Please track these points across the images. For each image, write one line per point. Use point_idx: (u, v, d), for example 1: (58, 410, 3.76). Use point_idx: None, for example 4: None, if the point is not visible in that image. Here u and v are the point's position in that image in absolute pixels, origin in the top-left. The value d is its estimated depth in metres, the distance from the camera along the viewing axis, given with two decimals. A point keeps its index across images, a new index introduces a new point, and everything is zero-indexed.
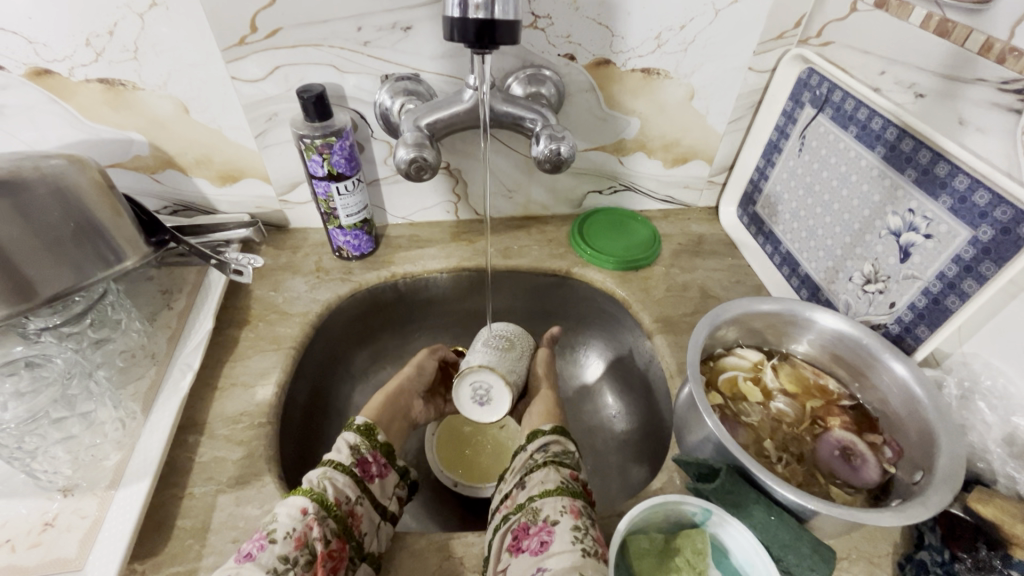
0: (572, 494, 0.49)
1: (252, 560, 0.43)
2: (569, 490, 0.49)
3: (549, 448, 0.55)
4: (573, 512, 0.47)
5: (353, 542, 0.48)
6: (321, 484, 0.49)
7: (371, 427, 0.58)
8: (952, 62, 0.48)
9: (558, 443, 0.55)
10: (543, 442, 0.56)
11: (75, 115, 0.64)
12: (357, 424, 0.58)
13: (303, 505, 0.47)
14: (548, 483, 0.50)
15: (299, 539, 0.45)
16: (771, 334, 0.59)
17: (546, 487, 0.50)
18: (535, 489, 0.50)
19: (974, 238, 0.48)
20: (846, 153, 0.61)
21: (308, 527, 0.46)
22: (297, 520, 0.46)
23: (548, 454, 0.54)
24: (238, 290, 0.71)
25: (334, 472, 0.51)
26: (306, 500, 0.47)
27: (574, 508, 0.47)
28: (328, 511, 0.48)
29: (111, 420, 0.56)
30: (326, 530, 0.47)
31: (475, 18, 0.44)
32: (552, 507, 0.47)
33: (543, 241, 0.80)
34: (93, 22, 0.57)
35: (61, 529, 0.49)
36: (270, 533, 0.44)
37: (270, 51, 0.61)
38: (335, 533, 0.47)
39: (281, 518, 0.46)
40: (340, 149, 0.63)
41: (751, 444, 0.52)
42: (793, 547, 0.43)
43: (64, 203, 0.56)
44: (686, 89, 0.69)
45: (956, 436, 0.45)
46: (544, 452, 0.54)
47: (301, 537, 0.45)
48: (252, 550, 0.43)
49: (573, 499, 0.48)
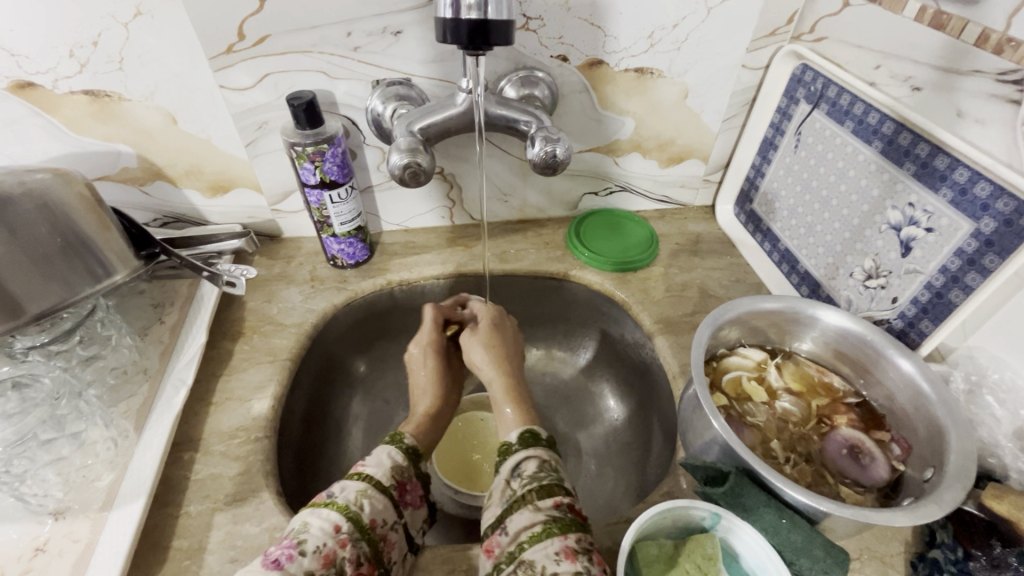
0: (563, 531, 0.43)
1: (281, 569, 0.39)
2: (559, 526, 0.43)
3: (524, 471, 0.48)
4: (569, 555, 0.41)
5: (380, 568, 0.45)
6: (359, 501, 0.45)
7: (417, 450, 0.53)
8: (948, 54, 0.48)
9: (532, 460, 0.49)
10: (516, 463, 0.49)
11: (60, 128, 0.62)
12: (401, 444, 0.52)
13: (336, 523, 0.43)
14: (534, 524, 0.44)
15: (327, 557, 0.41)
16: (774, 333, 0.58)
17: (533, 529, 0.43)
18: (523, 533, 0.43)
19: (977, 231, 0.48)
20: (842, 148, 0.61)
21: (339, 545, 0.42)
22: (328, 536, 0.42)
23: (527, 481, 0.47)
24: (231, 302, 0.70)
25: (372, 491, 0.47)
26: (340, 517, 0.44)
27: (569, 552, 0.41)
28: (362, 533, 0.44)
29: (103, 439, 0.54)
30: (358, 552, 0.43)
31: (467, 19, 0.43)
32: (545, 555, 0.41)
33: (540, 245, 0.79)
34: (76, 33, 0.56)
35: (54, 554, 0.47)
36: (300, 544, 0.41)
37: (259, 59, 0.60)
38: (365, 557, 0.44)
39: (312, 530, 0.42)
40: (331, 156, 0.62)
41: (758, 446, 0.51)
42: (805, 550, 0.43)
43: (52, 218, 0.55)
44: (680, 88, 0.69)
45: (966, 432, 0.44)
46: (521, 479, 0.48)
47: (329, 554, 0.41)
48: (280, 558, 0.40)
49: (566, 538, 0.42)
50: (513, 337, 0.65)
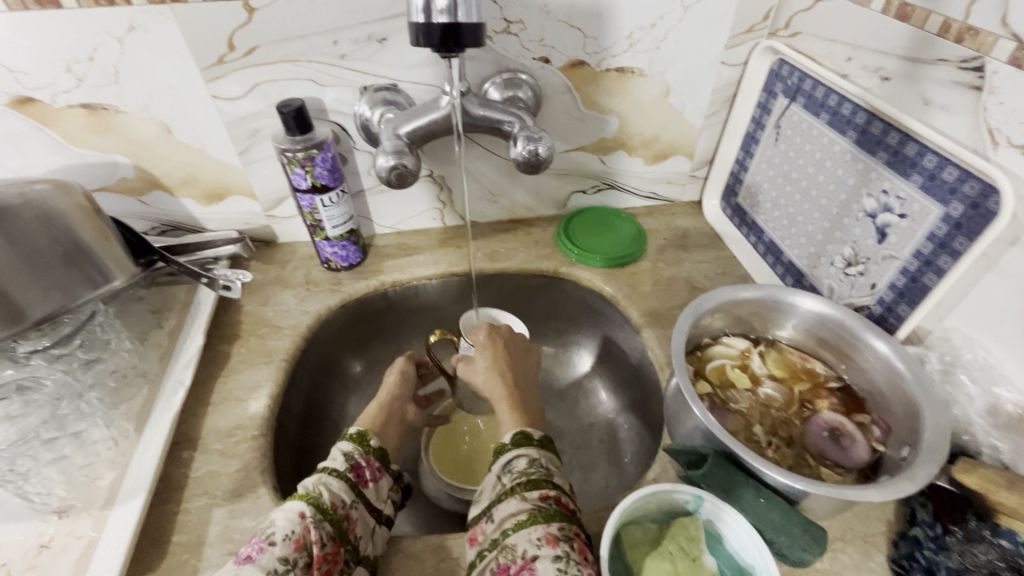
0: (547, 519, 0.43)
1: (252, 562, 0.41)
2: (543, 515, 0.44)
3: (514, 466, 0.48)
4: (551, 542, 0.42)
5: (348, 545, 0.46)
6: (316, 488, 0.48)
7: (365, 434, 0.55)
8: (913, 45, 0.49)
9: (523, 457, 0.49)
10: (506, 461, 0.49)
11: (58, 140, 0.64)
12: (351, 432, 0.54)
13: (300, 509, 0.45)
14: (519, 512, 0.45)
15: (297, 542, 0.43)
16: (756, 321, 0.59)
17: (517, 518, 0.44)
18: (506, 521, 0.45)
19: (946, 215, 0.49)
20: (819, 140, 0.62)
21: (306, 529, 0.44)
22: (295, 523, 0.44)
23: (515, 475, 0.48)
24: (228, 306, 0.72)
25: (328, 478, 0.49)
26: (302, 504, 0.46)
27: (550, 537, 0.42)
28: (324, 514, 0.46)
29: (104, 439, 0.56)
30: (323, 532, 0.45)
31: (439, 23, 0.45)
32: (527, 542, 0.42)
33: (530, 243, 0.80)
34: (73, 49, 0.58)
35: (57, 550, 0.49)
36: (269, 535, 0.43)
37: (250, 69, 0.62)
38: (330, 536, 0.45)
39: (278, 522, 0.44)
40: (321, 161, 0.63)
41: (740, 431, 0.52)
42: (783, 528, 0.44)
43: (51, 228, 0.57)
44: (661, 85, 0.71)
45: (939, 409, 0.46)
46: (511, 474, 0.48)
47: (299, 539, 0.43)
48: (251, 553, 0.42)
49: (548, 525, 0.43)
50: (514, 334, 0.65)
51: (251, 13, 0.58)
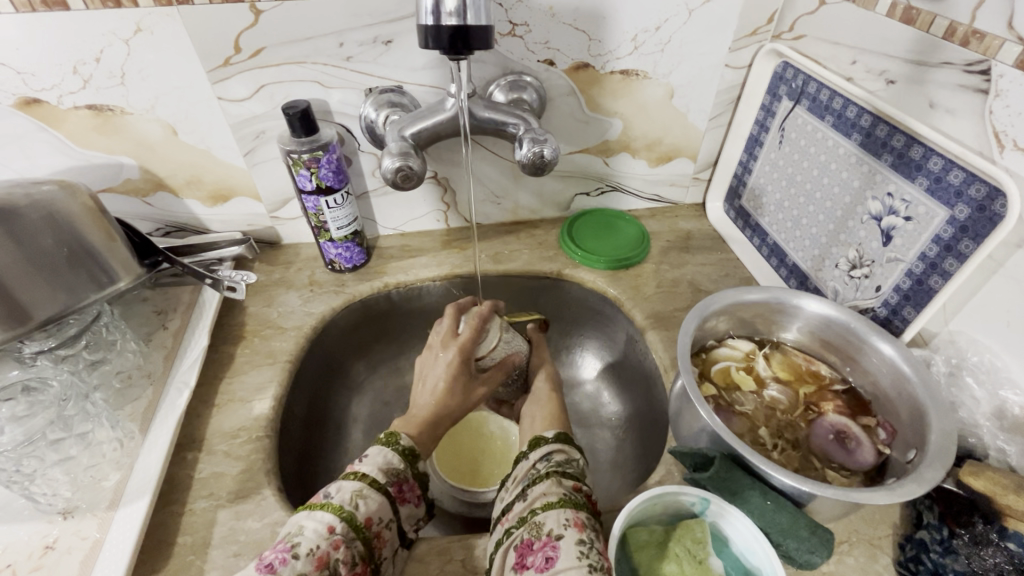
0: (575, 506, 0.44)
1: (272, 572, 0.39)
2: (572, 502, 0.44)
3: (552, 458, 0.49)
4: (578, 525, 0.42)
5: (372, 565, 0.45)
6: (353, 501, 0.45)
7: (413, 450, 0.51)
8: (918, 48, 0.50)
9: (562, 452, 0.50)
10: (546, 450, 0.50)
11: (64, 141, 0.65)
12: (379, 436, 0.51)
13: (331, 524, 0.43)
14: (550, 495, 0.45)
15: (320, 559, 0.41)
16: (761, 323, 0.59)
17: (547, 499, 0.45)
18: (537, 500, 0.45)
19: (952, 217, 0.49)
20: (824, 142, 0.62)
21: (333, 546, 0.42)
22: (322, 537, 0.42)
23: (551, 464, 0.49)
24: (232, 307, 0.72)
25: (369, 490, 0.46)
26: (334, 517, 0.43)
27: (578, 521, 0.42)
28: (357, 531, 0.44)
29: (109, 440, 0.56)
30: (353, 552, 0.43)
31: (448, 25, 0.45)
32: (555, 521, 0.42)
33: (533, 245, 0.80)
34: (80, 50, 0.58)
35: (62, 551, 0.49)
36: (293, 546, 0.41)
37: (255, 70, 0.62)
38: (359, 556, 0.44)
39: (306, 532, 0.42)
40: (326, 163, 0.63)
41: (746, 433, 0.52)
42: (790, 531, 0.44)
43: (56, 227, 0.57)
44: (665, 88, 0.71)
45: (946, 412, 0.45)
46: (547, 463, 0.49)
47: (323, 556, 0.41)
48: (273, 562, 0.40)
49: (577, 511, 0.43)
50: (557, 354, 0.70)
51: (258, 15, 0.58)
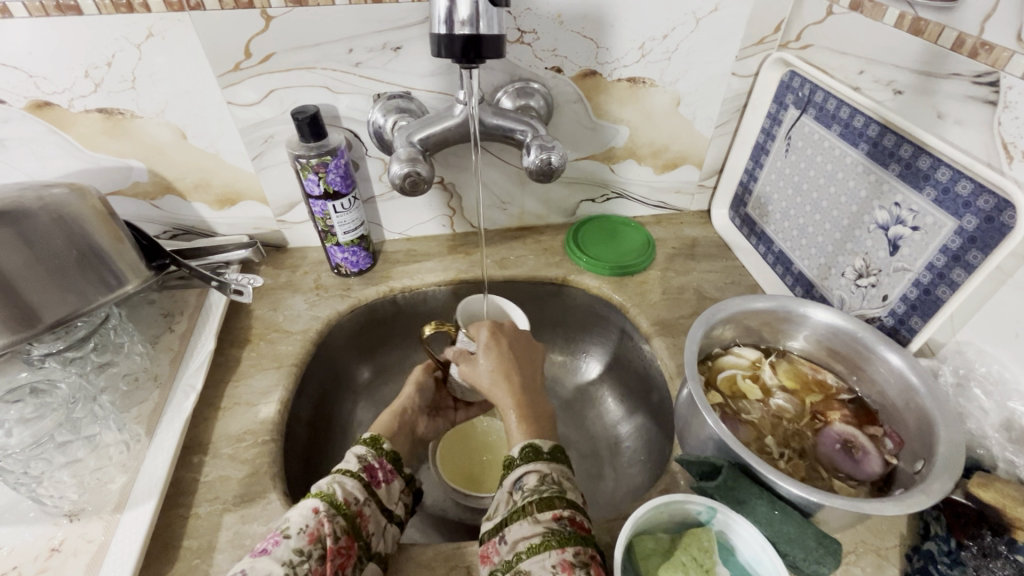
0: (561, 544, 0.43)
1: (268, 554, 0.42)
2: (557, 539, 0.44)
3: (525, 483, 0.48)
4: (566, 569, 0.42)
5: (360, 541, 0.47)
6: (330, 486, 0.48)
7: (377, 437, 0.57)
8: (927, 58, 0.50)
9: (534, 474, 0.49)
10: (518, 477, 0.49)
11: (74, 144, 0.65)
12: (363, 437, 0.56)
13: (314, 505, 0.46)
14: (532, 536, 0.44)
15: (312, 535, 0.44)
16: (768, 332, 0.59)
17: (531, 542, 0.44)
18: (520, 544, 0.45)
19: (960, 228, 0.49)
20: (830, 151, 0.62)
21: (320, 523, 0.45)
22: (309, 517, 0.45)
23: (527, 493, 0.47)
24: (239, 311, 0.72)
25: (342, 477, 0.50)
26: (317, 500, 0.46)
27: (565, 565, 0.42)
28: (338, 509, 0.47)
29: (116, 443, 0.56)
30: (337, 527, 0.46)
31: (460, 34, 0.45)
32: (541, 569, 0.42)
33: (539, 251, 0.81)
34: (91, 54, 0.58)
35: (68, 554, 0.49)
36: (285, 530, 0.44)
37: (264, 75, 0.63)
38: (343, 530, 0.46)
39: (293, 517, 0.45)
40: (335, 167, 0.64)
41: (752, 442, 0.52)
42: (798, 541, 0.44)
43: (67, 230, 0.57)
44: (672, 96, 0.71)
45: (953, 423, 0.45)
46: (522, 491, 0.48)
47: (314, 532, 0.44)
48: (267, 546, 0.43)
49: (563, 551, 0.43)
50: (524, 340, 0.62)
51: (269, 21, 0.59)
